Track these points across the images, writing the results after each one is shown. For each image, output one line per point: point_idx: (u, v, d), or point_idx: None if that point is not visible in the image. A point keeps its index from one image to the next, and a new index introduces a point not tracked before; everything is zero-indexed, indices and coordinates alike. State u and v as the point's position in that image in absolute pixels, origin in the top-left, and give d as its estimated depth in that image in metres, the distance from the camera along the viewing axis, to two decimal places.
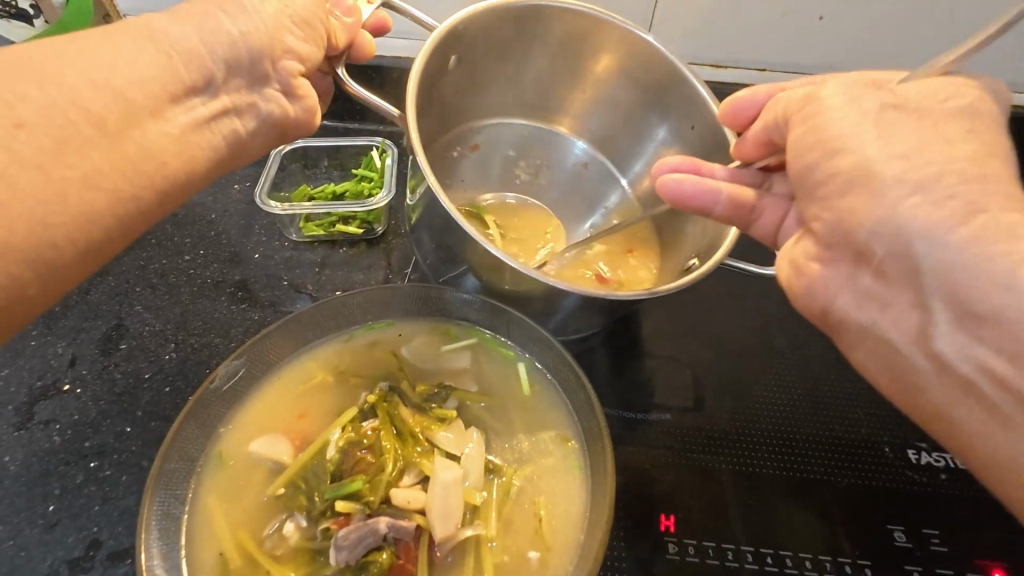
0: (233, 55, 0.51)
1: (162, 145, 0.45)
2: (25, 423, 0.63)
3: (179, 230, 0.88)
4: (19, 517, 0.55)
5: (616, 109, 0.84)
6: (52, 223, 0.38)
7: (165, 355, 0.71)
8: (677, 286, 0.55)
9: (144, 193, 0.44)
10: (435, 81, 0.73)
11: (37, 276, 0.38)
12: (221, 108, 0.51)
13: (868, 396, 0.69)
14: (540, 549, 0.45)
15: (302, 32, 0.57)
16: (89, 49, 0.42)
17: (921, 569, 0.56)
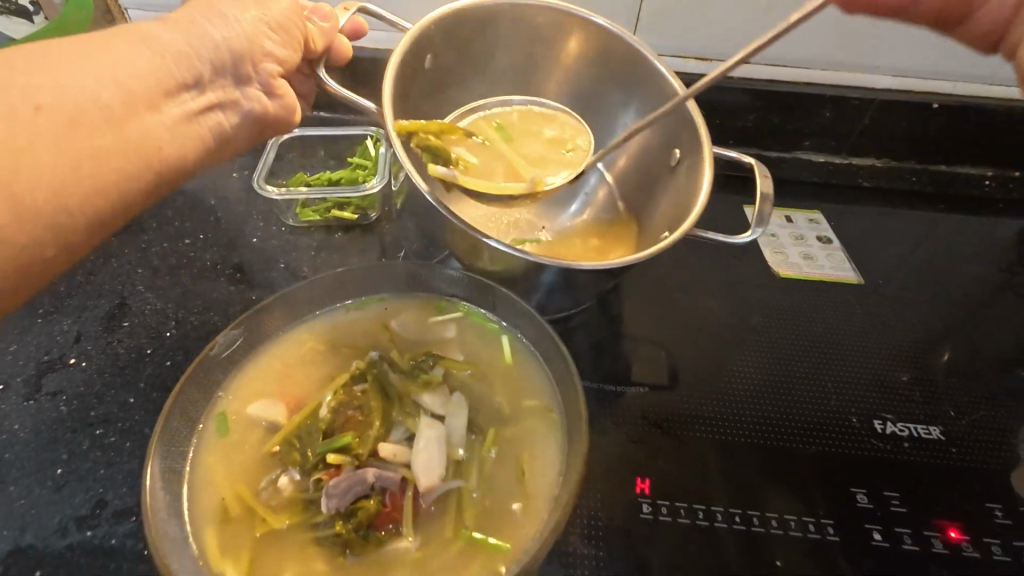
0: (219, 57, 0.54)
1: (159, 132, 0.48)
2: (33, 394, 0.66)
3: (179, 217, 0.91)
4: (29, 480, 0.58)
5: (589, 100, 0.87)
6: (70, 192, 0.42)
7: (166, 332, 0.74)
8: (647, 254, 0.59)
9: (144, 175, 0.47)
10: (414, 79, 0.77)
11: (47, 243, 0.42)
12: (209, 103, 0.54)
13: (836, 371, 0.73)
14: (521, 500, 0.48)
15: (278, 36, 0.59)
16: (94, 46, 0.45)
17: (882, 528, 0.58)
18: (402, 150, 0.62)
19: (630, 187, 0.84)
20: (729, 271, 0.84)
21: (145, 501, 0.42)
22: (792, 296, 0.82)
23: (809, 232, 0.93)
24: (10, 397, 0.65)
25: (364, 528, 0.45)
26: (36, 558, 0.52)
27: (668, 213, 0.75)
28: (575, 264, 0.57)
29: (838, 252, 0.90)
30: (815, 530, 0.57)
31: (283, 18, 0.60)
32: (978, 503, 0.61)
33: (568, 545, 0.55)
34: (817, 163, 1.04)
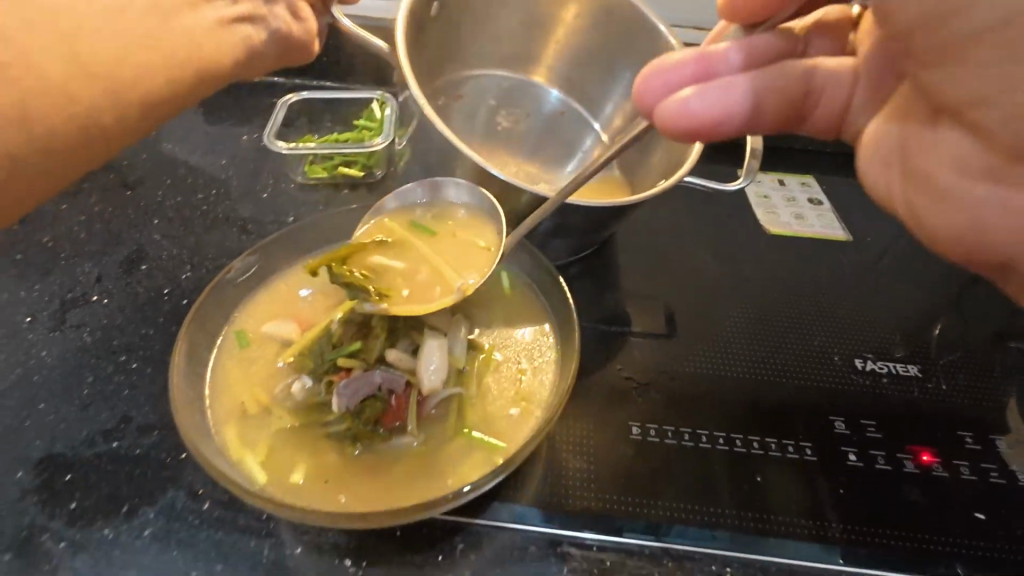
0: None
1: (196, 30, 0.57)
2: (58, 325, 0.70)
3: (192, 173, 0.95)
4: (57, 398, 0.62)
5: (589, 61, 0.91)
6: (123, 63, 0.51)
7: (182, 275, 0.77)
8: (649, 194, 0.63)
9: (186, 65, 0.56)
10: (423, 30, 0.82)
11: (101, 106, 0.50)
12: (240, 14, 0.63)
13: (821, 316, 0.76)
14: (517, 408, 0.53)
15: None
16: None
17: (856, 450, 0.62)
18: (416, 90, 0.65)
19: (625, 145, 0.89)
20: (721, 227, 0.88)
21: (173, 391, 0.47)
22: (782, 250, 0.85)
23: (801, 194, 0.96)
24: (37, 328, 0.69)
25: (369, 429, 0.49)
26: (67, 464, 0.56)
27: (662, 164, 0.80)
28: (571, 200, 0.62)
29: (828, 213, 0.93)
30: (792, 451, 0.61)
31: None
32: (950, 431, 0.64)
33: (562, 462, 0.58)
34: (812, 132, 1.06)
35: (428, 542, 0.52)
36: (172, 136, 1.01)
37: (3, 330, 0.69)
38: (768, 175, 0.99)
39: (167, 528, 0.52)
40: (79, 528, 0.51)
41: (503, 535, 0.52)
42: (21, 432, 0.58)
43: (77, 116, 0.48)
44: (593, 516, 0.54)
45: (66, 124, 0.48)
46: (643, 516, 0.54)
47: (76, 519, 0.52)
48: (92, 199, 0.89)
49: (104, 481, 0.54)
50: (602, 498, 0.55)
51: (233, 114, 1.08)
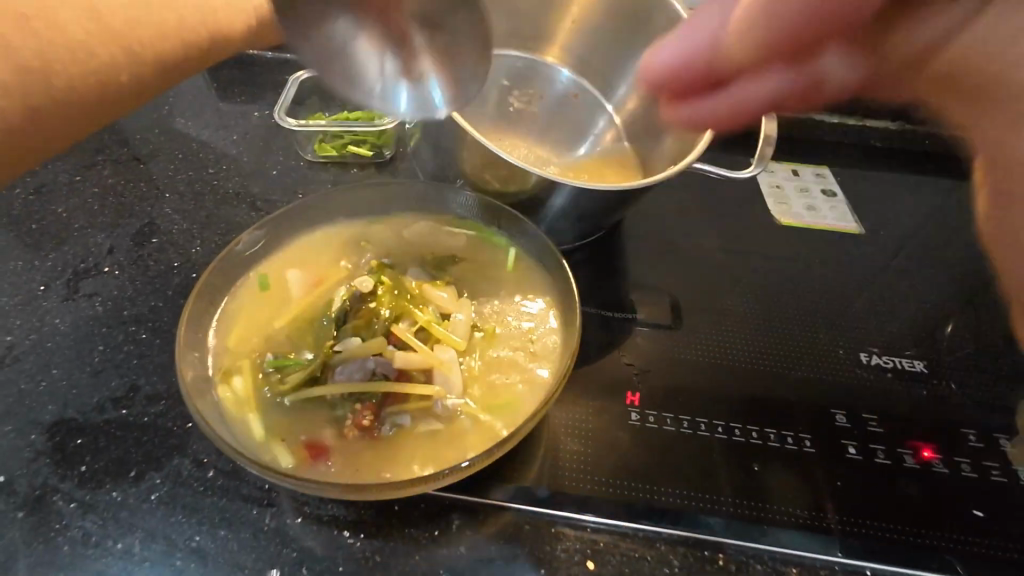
0: None
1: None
2: (72, 294, 0.71)
3: (204, 148, 0.96)
4: (70, 364, 0.63)
5: (606, 44, 0.91)
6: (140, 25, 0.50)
7: (193, 249, 0.78)
8: (659, 177, 0.62)
9: (200, 32, 0.55)
10: None
11: (121, 63, 0.49)
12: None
13: (828, 311, 0.75)
14: (522, 393, 0.52)
15: None
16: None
17: (857, 443, 0.61)
18: None
19: (637, 127, 0.89)
20: (730, 216, 0.87)
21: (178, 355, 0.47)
22: (791, 241, 0.84)
23: (814, 185, 0.95)
24: (51, 296, 0.71)
25: (370, 412, 0.48)
26: (78, 428, 0.57)
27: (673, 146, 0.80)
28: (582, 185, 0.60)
29: (840, 205, 0.92)
30: (792, 442, 0.61)
31: None
32: (952, 427, 0.64)
33: (560, 445, 0.58)
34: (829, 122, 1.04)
35: (425, 517, 0.53)
36: (184, 112, 1.02)
37: (18, 297, 0.70)
38: (781, 165, 0.97)
39: (172, 493, 0.53)
40: (88, 490, 0.53)
41: (497, 513, 0.53)
42: (34, 397, 0.60)
43: (97, 69, 0.48)
44: (589, 498, 0.55)
45: (87, 77, 0.47)
46: (639, 502, 0.55)
47: (86, 481, 0.53)
48: (104, 172, 0.90)
49: (113, 446, 0.56)
50: (598, 481, 0.56)
51: (245, 90, 1.08)
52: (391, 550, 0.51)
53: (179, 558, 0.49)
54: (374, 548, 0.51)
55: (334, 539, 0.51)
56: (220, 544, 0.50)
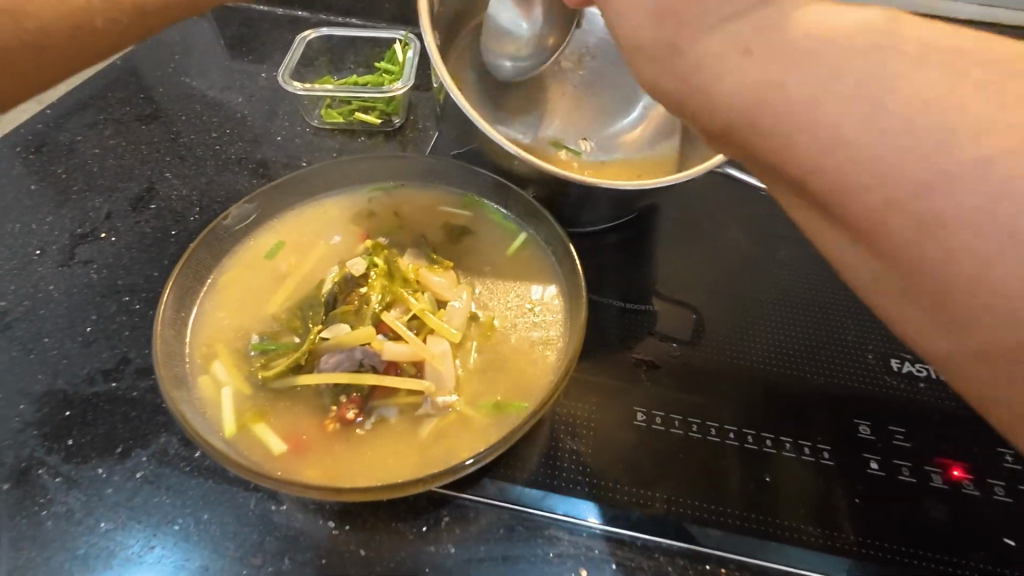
0: None
1: None
2: (68, 261, 0.69)
3: (207, 110, 0.92)
4: (62, 333, 0.62)
5: None
6: None
7: (191, 217, 0.76)
8: (666, 181, 0.60)
9: None
10: None
11: None
12: None
13: (862, 311, 0.69)
14: (514, 400, 0.47)
15: None
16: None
17: (879, 458, 0.57)
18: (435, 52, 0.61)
19: None
20: (760, 203, 0.81)
21: (157, 338, 0.45)
22: None
23: None
24: (47, 262, 0.69)
25: (355, 406, 0.46)
26: (67, 400, 0.56)
27: None
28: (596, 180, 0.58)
29: None
30: (809, 453, 0.57)
31: None
32: (987, 445, 0.59)
33: (560, 445, 0.55)
34: None
35: (414, 512, 0.51)
36: (189, 70, 0.98)
37: (14, 261, 0.69)
38: None
39: (157, 472, 0.52)
40: (74, 464, 0.52)
41: (489, 511, 0.51)
42: (26, 364, 0.59)
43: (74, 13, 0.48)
44: (587, 501, 0.52)
45: None
46: (638, 508, 0.52)
47: (72, 456, 0.53)
48: (105, 132, 0.87)
49: (101, 420, 0.55)
50: (597, 484, 0.53)
51: (253, 48, 1.03)
52: (376, 545, 0.49)
53: (160, 541, 0.48)
54: (360, 542, 0.49)
55: (318, 530, 0.49)
56: (202, 528, 0.49)
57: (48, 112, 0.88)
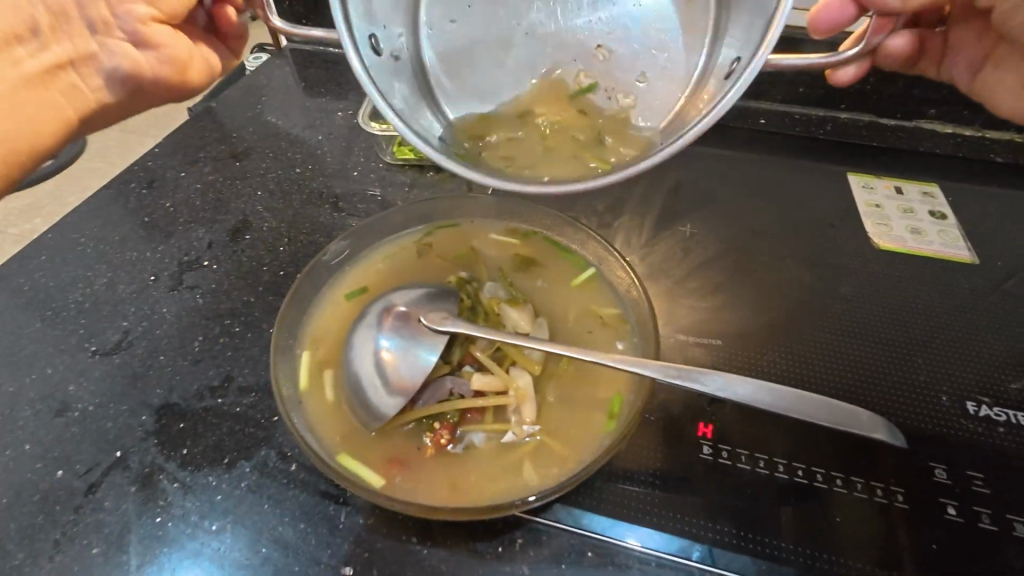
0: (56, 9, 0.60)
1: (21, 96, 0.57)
2: (178, 286, 0.78)
3: (291, 147, 1.01)
4: (174, 351, 0.69)
5: None
6: None
7: (280, 247, 0.83)
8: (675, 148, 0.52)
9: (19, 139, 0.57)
10: None
11: None
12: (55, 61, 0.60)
13: (931, 352, 0.68)
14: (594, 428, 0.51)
15: None
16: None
17: (957, 505, 0.56)
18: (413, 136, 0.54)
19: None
20: (821, 240, 0.82)
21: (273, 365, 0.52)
22: (890, 267, 0.78)
23: (921, 204, 0.87)
24: (160, 286, 0.78)
25: (447, 432, 0.50)
26: (180, 412, 0.63)
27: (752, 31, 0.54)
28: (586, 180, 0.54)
29: (952, 229, 0.83)
30: (881, 495, 0.56)
31: None
32: None
33: (631, 476, 0.57)
34: (944, 133, 0.95)
35: (490, 532, 0.54)
36: (275, 111, 1.08)
37: (133, 285, 0.78)
38: (883, 181, 0.90)
39: (260, 482, 0.57)
40: (189, 471, 0.58)
41: (562, 535, 0.54)
42: (144, 378, 0.67)
43: None
44: (655, 531, 0.54)
45: None
46: (703, 540, 0.53)
47: (187, 463, 0.59)
48: (204, 169, 0.97)
49: (210, 432, 0.61)
50: (665, 515, 0.55)
51: (330, 88, 1.12)
52: (455, 561, 0.52)
53: (264, 546, 0.53)
54: (441, 558, 0.52)
55: (404, 545, 0.53)
56: (300, 537, 0.54)
57: (157, 151, 1.00)
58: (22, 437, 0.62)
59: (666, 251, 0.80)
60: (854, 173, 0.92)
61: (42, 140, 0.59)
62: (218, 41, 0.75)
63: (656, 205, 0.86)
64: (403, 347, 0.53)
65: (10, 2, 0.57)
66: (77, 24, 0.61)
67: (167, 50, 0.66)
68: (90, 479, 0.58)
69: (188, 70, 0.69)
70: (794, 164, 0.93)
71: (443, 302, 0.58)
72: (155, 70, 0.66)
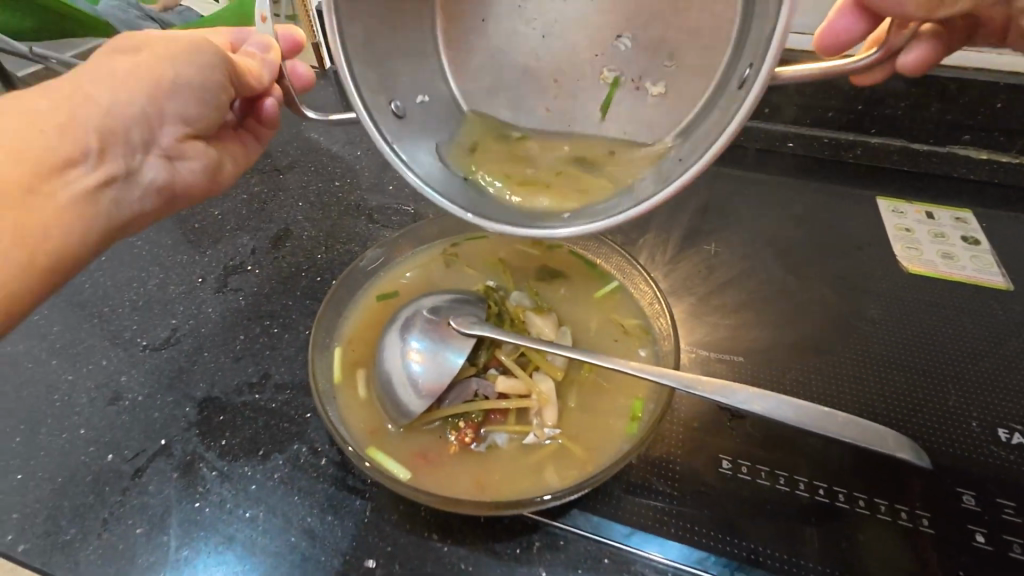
0: (105, 124, 0.57)
1: (50, 221, 0.53)
2: (223, 288, 0.83)
3: (332, 162, 1.07)
4: (218, 348, 0.74)
5: None
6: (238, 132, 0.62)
7: (319, 255, 0.88)
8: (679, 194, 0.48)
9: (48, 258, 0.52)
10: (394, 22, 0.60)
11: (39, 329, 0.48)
12: (104, 177, 0.57)
13: (962, 378, 0.67)
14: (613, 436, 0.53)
15: (192, 103, 0.62)
16: (174, 52, 0.59)
17: (986, 532, 0.55)
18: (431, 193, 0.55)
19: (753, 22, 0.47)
20: (847, 261, 0.82)
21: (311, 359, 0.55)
22: (919, 291, 0.77)
23: (953, 230, 0.86)
24: (206, 288, 0.83)
25: (472, 432, 0.53)
26: (221, 405, 0.67)
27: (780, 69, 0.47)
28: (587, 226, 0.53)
29: (986, 255, 0.82)
30: (905, 518, 0.55)
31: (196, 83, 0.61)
32: None
33: (648, 485, 0.58)
34: (978, 160, 0.94)
35: (508, 534, 0.55)
36: (317, 127, 1.14)
37: (182, 286, 0.83)
38: (913, 206, 0.90)
39: (292, 475, 0.60)
40: (226, 461, 0.62)
41: (579, 541, 0.54)
42: (189, 372, 0.71)
43: None
44: (672, 542, 0.54)
45: None
46: (721, 554, 0.53)
47: (225, 453, 0.62)
48: (251, 180, 1.03)
49: (247, 425, 0.65)
50: (682, 526, 0.55)
51: None
52: (474, 559, 0.54)
53: (293, 536, 0.56)
54: (460, 556, 0.54)
55: (424, 540, 0.55)
56: (327, 528, 0.56)
57: None
58: (78, 422, 0.66)
59: (690, 268, 0.81)
60: (884, 197, 0.91)
61: (88, 250, 0.57)
62: (242, 133, 0.76)
63: (681, 224, 0.87)
64: (432, 348, 0.56)
65: (60, 123, 0.54)
66: (132, 139, 0.59)
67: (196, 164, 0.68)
68: (137, 464, 0.62)
69: (217, 173, 0.72)
70: (821, 187, 0.93)
71: (473, 306, 0.61)
72: (187, 178, 0.67)
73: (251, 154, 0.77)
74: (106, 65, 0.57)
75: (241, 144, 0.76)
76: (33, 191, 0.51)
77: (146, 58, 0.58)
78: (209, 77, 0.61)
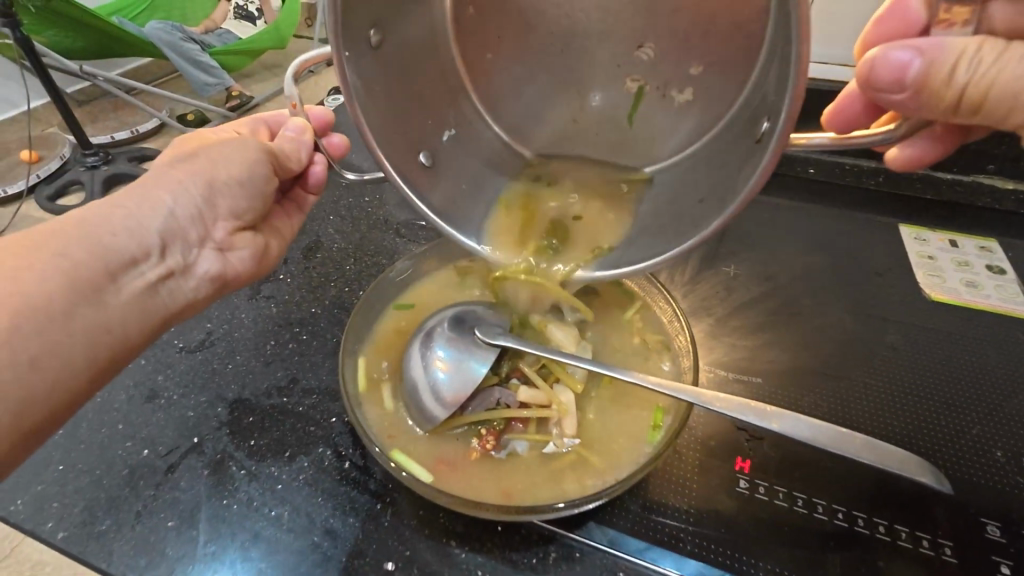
0: (167, 227, 0.60)
1: (113, 311, 0.56)
2: (256, 295, 0.86)
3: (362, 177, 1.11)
4: (250, 352, 0.77)
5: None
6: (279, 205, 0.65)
7: (347, 266, 0.91)
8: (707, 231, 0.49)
9: (111, 330, 0.55)
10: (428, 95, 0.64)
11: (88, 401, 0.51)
12: (163, 272, 0.60)
13: (987, 407, 0.67)
14: (630, 450, 0.54)
15: (242, 197, 0.65)
16: (226, 157, 0.63)
17: (1011, 563, 0.54)
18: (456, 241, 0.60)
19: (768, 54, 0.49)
20: (868, 288, 0.82)
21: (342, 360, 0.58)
22: (942, 318, 0.77)
23: (978, 259, 0.86)
24: (240, 294, 0.87)
25: (493, 438, 0.55)
26: (251, 407, 0.70)
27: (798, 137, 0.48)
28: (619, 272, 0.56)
29: (1011, 285, 0.82)
30: (927, 546, 0.55)
31: (244, 177, 0.65)
32: None
33: (663, 501, 0.58)
34: (1003, 190, 0.94)
35: (525, 543, 0.56)
36: None
37: None
38: (936, 234, 0.90)
39: (316, 477, 0.62)
40: (254, 461, 0.64)
41: (595, 553, 0.55)
42: (221, 375, 0.74)
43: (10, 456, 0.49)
44: (687, 559, 0.54)
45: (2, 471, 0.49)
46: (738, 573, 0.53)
47: (253, 453, 0.65)
48: None
49: (274, 427, 0.67)
50: (699, 544, 0.55)
51: None
52: (490, 566, 0.55)
53: (317, 536, 0.57)
54: (478, 563, 0.55)
55: (443, 547, 0.56)
56: (349, 530, 0.58)
57: None
58: (116, 418, 0.69)
59: (709, 290, 0.82)
60: (906, 225, 0.92)
61: (138, 332, 0.58)
62: (286, 210, 0.79)
63: (701, 246, 0.88)
64: (457, 357, 0.58)
65: (125, 228, 0.57)
66: (189, 236, 0.62)
67: (248, 252, 0.69)
68: (170, 460, 0.65)
69: (264, 255, 0.73)
70: (842, 213, 0.94)
71: (496, 317, 0.63)
72: (239, 267, 0.69)
73: (295, 227, 0.79)
74: (167, 173, 0.61)
75: (285, 224, 0.78)
76: (102, 291, 0.55)
77: (202, 163, 0.63)
78: (253, 166, 0.65)
